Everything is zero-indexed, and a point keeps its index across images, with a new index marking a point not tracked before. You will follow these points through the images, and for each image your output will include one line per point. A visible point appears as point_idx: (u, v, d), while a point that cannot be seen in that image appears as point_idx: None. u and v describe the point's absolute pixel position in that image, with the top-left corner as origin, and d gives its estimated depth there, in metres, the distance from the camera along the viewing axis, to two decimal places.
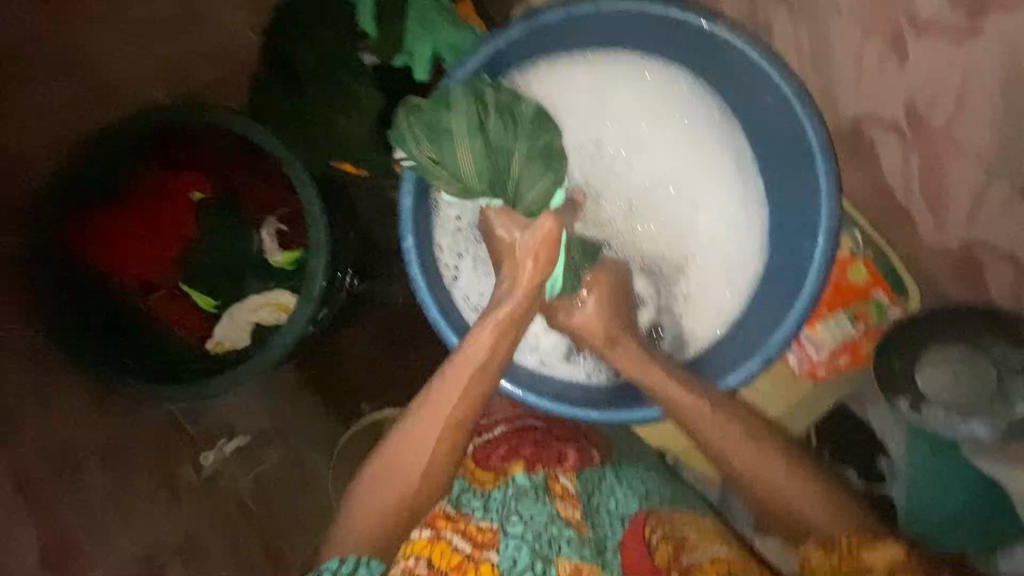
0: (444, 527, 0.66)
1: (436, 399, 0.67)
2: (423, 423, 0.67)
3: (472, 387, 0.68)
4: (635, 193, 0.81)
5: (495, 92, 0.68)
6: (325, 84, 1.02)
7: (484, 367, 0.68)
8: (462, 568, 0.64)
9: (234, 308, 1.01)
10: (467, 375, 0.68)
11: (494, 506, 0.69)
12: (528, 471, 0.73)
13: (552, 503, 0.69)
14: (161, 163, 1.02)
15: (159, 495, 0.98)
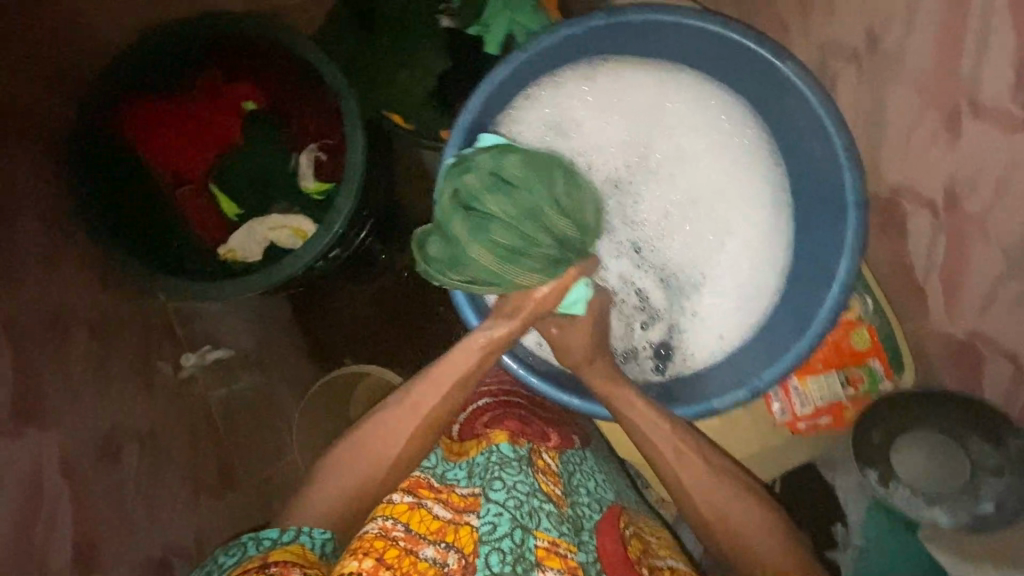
0: (425, 496, 0.71)
1: (418, 398, 0.75)
2: (402, 416, 0.74)
3: (455, 390, 0.76)
4: (670, 204, 0.81)
5: (451, 190, 0.66)
6: (398, 37, 1.07)
7: (469, 375, 0.76)
8: (442, 530, 0.68)
9: (254, 221, 1.01)
10: (451, 381, 0.75)
11: (475, 472, 0.73)
12: (512, 441, 0.76)
13: (533, 477, 0.73)
14: (224, 66, 1.04)
15: (134, 380, 0.99)
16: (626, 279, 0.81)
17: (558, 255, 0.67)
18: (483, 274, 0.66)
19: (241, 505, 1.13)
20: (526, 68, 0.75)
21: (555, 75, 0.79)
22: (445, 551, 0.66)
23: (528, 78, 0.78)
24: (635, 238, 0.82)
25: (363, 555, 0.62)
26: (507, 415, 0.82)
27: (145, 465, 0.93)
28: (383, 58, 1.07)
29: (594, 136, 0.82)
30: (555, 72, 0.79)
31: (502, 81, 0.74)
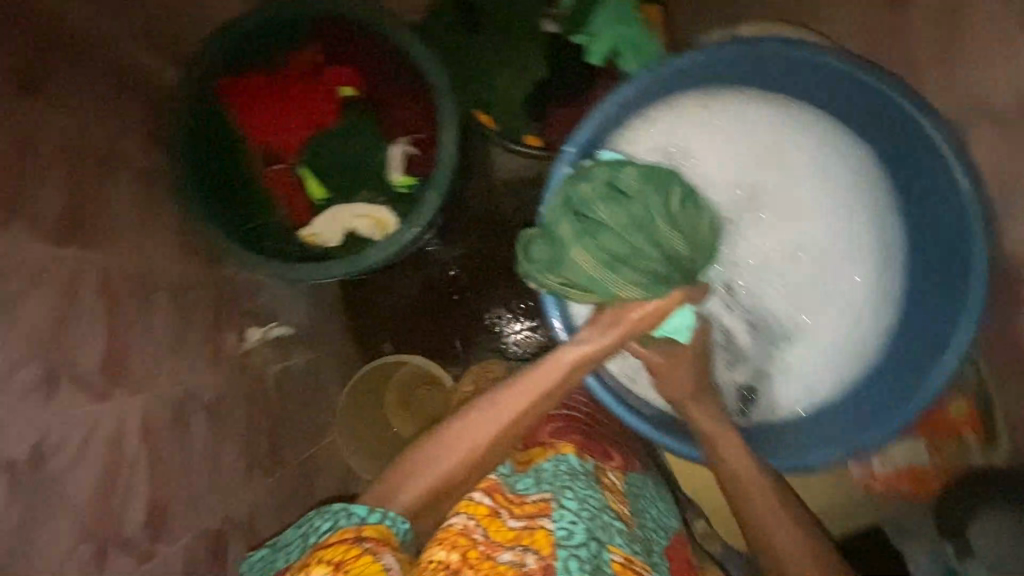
0: (499, 501, 0.71)
1: (494, 413, 0.73)
2: (477, 428, 0.72)
3: (532, 408, 0.73)
4: (774, 245, 0.78)
5: (567, 196, 0.70)
6: (501, 37, 1.05)
7: (548, 393, 0.73)
8: (519, 538, 0.67)
9: (338, 208, 1.02)
10: (534, 401, 0.73)
11: (544, 478, 0.74)
12: (578, 453, 0.79)
13: (602, 491, 0.74)
14: (323, 49, 1.05)
15: (204, 350, 1.00)
16: (716, 318, 0.79)
17: (660, 271, 0.68)
18: (586, 281, 0.69)
19: (283, 482, 1.15)
20: (652, 94, 0.75)
21: (677, 100, 0.78)
22: (523, 554, 0.65)
23: (649, 102, 0.76)
24: (733, 275, 0.79)
25: (450, 547, 0.65)
26: (569, 427, 0.87)
27: (209, 434, 0.95)
28: (481, 58, 1.06)
29: (714, 163, 0.79)
30: (676, 97, 0.77)
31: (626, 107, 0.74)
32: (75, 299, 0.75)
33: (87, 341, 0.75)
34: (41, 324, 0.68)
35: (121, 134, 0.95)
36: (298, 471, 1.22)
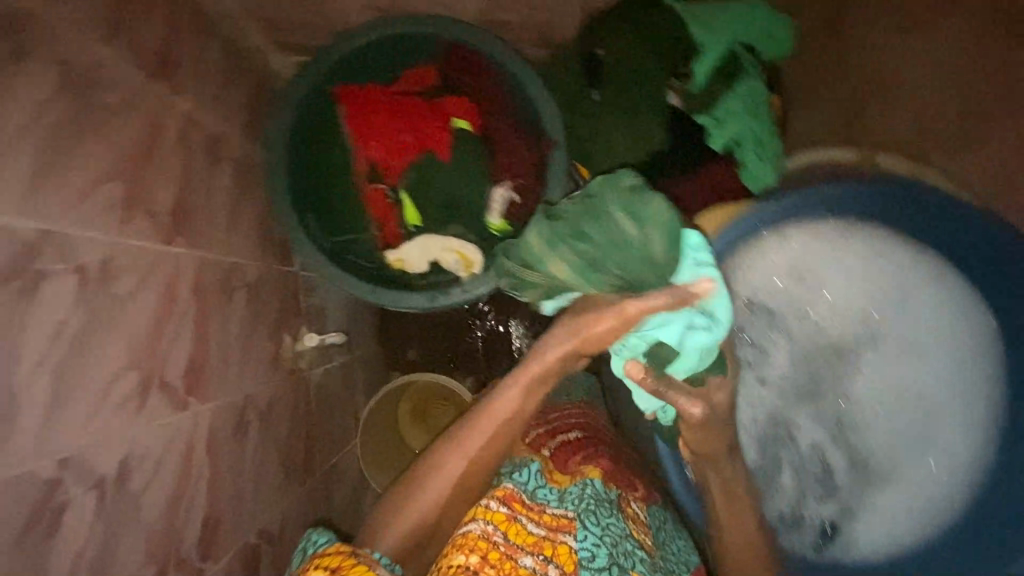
0: (519, 511, 0.81)
1: (465, 441, 0.82)
2: (453, 459, 0.82)
3: (499, 432, 0.82)
4: (884, 390, 0.80)
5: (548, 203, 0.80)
6: (622, 103, 1.04)
7: (513, 418, 0.82)
8: (539, 544, 0.79)
9: (431, 237, 1.00)
10: (498, 421, 0.82)
11: (568, 498, 0.85)
12: (605, 482, 0.89)
13: (624, 521, 0.86)
14: (447, 77, 1.03)
15: (265, 355, 0.99)
16: (818, 448, 0.83)
17: (601, 259, 0.71)
18: (532, 258, 0.74)
19: (312, 490, 1.14)
20: (754, 232, 0.76)
21: (790, 240, 0.77)
22: (544, 563, 0.77)
23: (752, 242, 0.77)
24: (839, 412, 0.82)
25: (469, 552, 0.74)
26: (596, 452, 0.94)
27: (261, 445, 0.93)
28: (596, 115, 1.06)
29: (824, 304, 0.79)
30: (785, 237, 0.77)
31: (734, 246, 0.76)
32: (173, 303, 0.72)
33: (177, 347, 0.72)
34: (141, 330, 0.66)
35: (222, 127, 0.91)
36: (324, 478, 1.22)
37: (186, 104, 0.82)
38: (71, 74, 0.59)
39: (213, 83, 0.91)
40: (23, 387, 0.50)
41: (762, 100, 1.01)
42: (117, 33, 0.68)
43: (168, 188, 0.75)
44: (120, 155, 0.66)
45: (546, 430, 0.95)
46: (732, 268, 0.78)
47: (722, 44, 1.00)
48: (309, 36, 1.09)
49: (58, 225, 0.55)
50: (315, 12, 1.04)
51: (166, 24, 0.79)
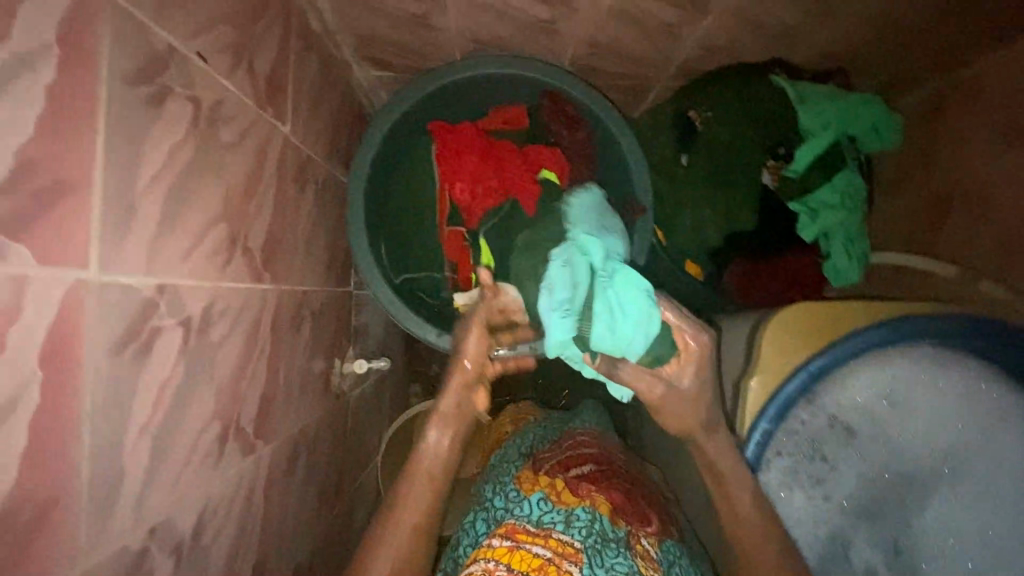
0: (523, 540, 0.77)
1: (402, 503, 0.76)
2: (390, 525, 0.74)
3: (439, 488, 0.79)
4: (968, 542, 0.71)
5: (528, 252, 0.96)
6: (715, 177, 1.03)
7: (438, 475, 0.80)
8: (542, 570, 0.74)
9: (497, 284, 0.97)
10: (434, 476, 0.80)
11: (575, 525, 0.80)
12: (613, 518, 0.84)
13: (633, 559, 0.79)
14: (545, 127, 1.04)
15: (320, 383, 0.97)
16: None
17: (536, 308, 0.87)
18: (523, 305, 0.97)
19: (341, 511, 1.13)
20: (863, 353, 0.73)
21: (896, 366, 0.73)
22: None
23: (857, 362, 0.74)
24: (913, 554, 0.73)
25: None
26: (607, 483, 0.90)
27: (307, 476, 0.92)
28: (683, 183, 1.06)
29: (912, 435, 0.73)
30: (892, 363, 0.73)
31: (842, 364, 0.74)
32: (254, 341, 0.70)
33: (252, 387, 0.70)
34: (227, 375, 0.64)
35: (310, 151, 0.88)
36: (352, 499, 1.21)
37: (286, 128, 0.79)
38: (199, 115, 0.56)
39: (307, 102, 0.88)
40: (130, 461, 0.48)
41: (858, 196, 0.99)
42: (241, 60, 0.65)
43: (264, 220, 0.72)
44: (231, 192, 0.63)
45: (558, 463, 0.93)
46: (821, 382, 0.74)
47: (831, 135, 0.97)
48: (400, 56, 1.06)
49: (176, 278, 0.53)
50: (412, 37, 1.00)
51: (279, 45, 0.75)
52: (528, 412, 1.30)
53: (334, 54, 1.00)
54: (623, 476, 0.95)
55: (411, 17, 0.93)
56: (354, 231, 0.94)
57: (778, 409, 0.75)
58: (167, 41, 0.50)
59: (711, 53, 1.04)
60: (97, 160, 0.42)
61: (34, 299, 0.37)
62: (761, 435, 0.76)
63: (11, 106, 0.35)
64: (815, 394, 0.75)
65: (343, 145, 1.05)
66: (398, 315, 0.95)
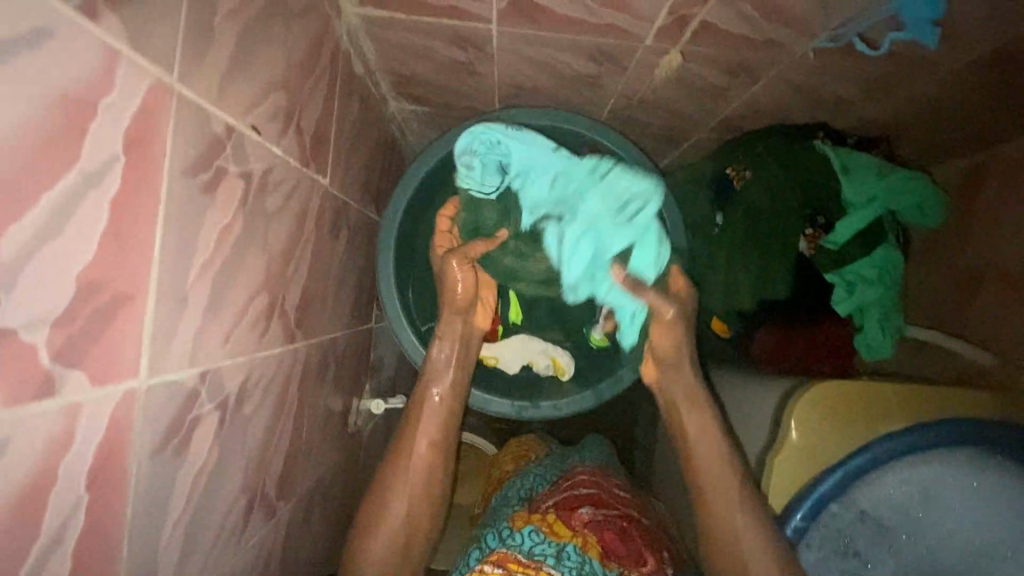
0: (513, 570, 0.74)
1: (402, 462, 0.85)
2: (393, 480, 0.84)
3: (431, 438, 0.87)
4: None
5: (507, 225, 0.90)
6: (750, 241, 1.01)
7: (438, 413, 0.88)
8: None
9: (525, 337, 1.00)
10: (429, 428, 0.87)
11: (565, 563, 0.76)
12: (603, 562, 0.80)
13: None
14: None
15: (339, 426, 0.96)
16: None
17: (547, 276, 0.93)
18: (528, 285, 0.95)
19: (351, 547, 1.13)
20: (900, 456, 0.72)
21: (932, 468, 0.72)
22: None
23: (890, 463, 0.73)
24: None
25: None
26: (605, 520, 0.86)
27: (322, 521, 0.91)
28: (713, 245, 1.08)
29: (945, 536, 0.71)
30: (929, 465, 0.72)
31: (877, 466, 0.73)
32: (283, 404, 0.69)
33: (279, 448, 0.69)
34: (258, 442, 0.63)
35: (344, 198, 0.87)
36: None
37: (325, 180, 0.78)
38: (251, 190, 0.55)
39: (345, 148, 0.86)
40: (162, 555, 0.47)
41: (895, 270, 0.97)
42: (290, 122, 0.63)
43: (300, 279, 0.71)
44: (274, 259, 0.62)
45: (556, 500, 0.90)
46: (854, 483, 0.74)
47: (873, 209, 0.95)
48: (437, 96, 1.04)
49: (216, 361, 0.51)
50: (452, 81, 0.98)
51: (325, 100, 0.74)
52: (530, 445, 1.23)
53: (373, 93, 0.99)
54: (626, 511, 0.90)
55: (456, 63, 0.92)
56: (382, 268, 0.99)
57: (811, 505, 0.75)
58: (225, 121, 0.49)
59: (753, 116, 1.02)
60: (152, 264, 0.40)
61: (84, 420, 0.36)
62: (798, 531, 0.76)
63: (76, 230, 0.33)
64: (847, 492, 0.74)
65: (375, 184, 1.04)
66: (415, 353, 0.98)
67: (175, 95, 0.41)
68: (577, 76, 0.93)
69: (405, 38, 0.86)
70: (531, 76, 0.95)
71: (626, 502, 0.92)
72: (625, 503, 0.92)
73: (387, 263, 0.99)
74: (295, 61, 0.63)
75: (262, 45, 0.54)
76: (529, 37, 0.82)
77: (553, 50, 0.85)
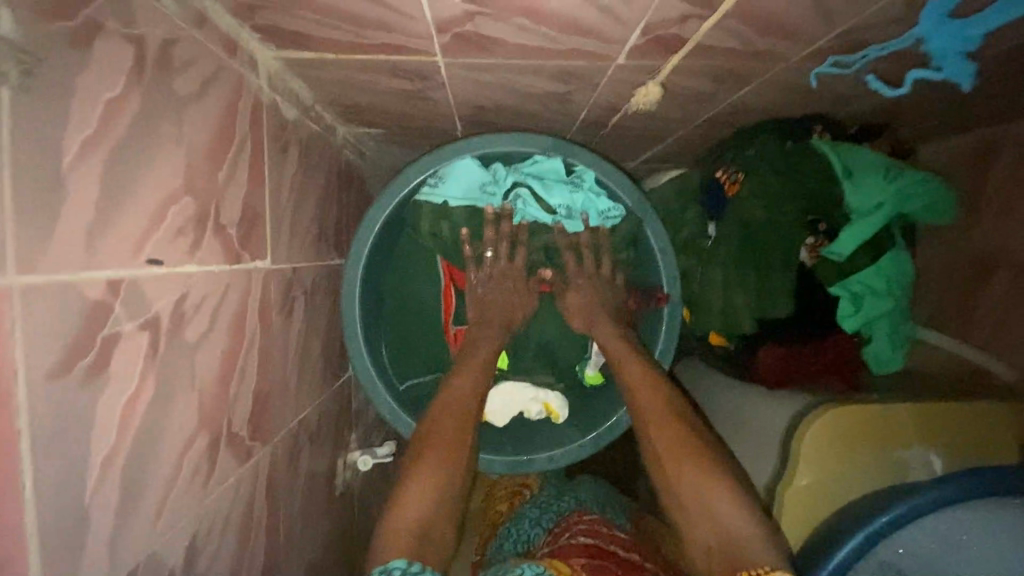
0: None
1: (421, 478, 0.70)
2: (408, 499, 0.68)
3: (454, 450, 0.74)
4: None
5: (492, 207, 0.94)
6: (746, 254, 0.93)
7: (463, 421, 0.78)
8: None
9: (516, 386, 0.95)
10: (452, 439, 0.75)
11: None
12: None
13: None
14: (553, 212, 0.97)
15: (322, 499, 0.91)
16: None
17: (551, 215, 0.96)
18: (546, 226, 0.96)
19: None
20: (923, 514, 0.68)
21: (960, 525, 0.67)
22: None
23: (916, 521, 0.68)
24: None
25: None
26: (601, 565, 0.75)
27: None
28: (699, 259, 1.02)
29: None
30: (954, 518, 0.67)
31: (900, 525, 0.68)
32: (249, 526, 0.62)
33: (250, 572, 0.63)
34: None
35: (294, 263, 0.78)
36: None
37: (265, 261, 0.68)
38: (162, 332, 0.46)
39: (288, 210, 0.76)
40: None
41: (902, 277, 0.90)
42: (206, 225, 0.54)
43: (250, 387, 0.63)
44: (209, 390, 0.54)
45: (552, 550, 0.81)
46: (874, 542, 0.70)
47: (882, 215, 0.86)
48: (391, 123, 0.93)
49: (147, 545, 0.44)
50: (404, 110, 0.87)
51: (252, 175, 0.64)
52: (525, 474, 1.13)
53: (318, 132, 0.87)
54: (625, 555, 0.79)
55: (405, 93, 0.80)
56: (353, 337, 0.90)
57: (832, 573, 0.70)
58: (107, 280, 0.40)
59: (741, 117, 0.92)
60: (23, 508, 0.33)
61: None
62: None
63: None
64: (868, 550, 0.70)
65: (332, 229, 0.94)
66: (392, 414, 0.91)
67: (17, 295, 0.32)
68: (545, 96, 0.82)
69: (342, 76, 0.74)
70: (492, 99, 0.84)
71: (624, 548, 0.81)
72: (625, 546, 0.82)
73: (356, 318, 0.90)
74: (200, 154, 0.53)
75: (148, 162, 0.44)
76: (487, 66, 0.71)
77: (516, 75, 0.74)
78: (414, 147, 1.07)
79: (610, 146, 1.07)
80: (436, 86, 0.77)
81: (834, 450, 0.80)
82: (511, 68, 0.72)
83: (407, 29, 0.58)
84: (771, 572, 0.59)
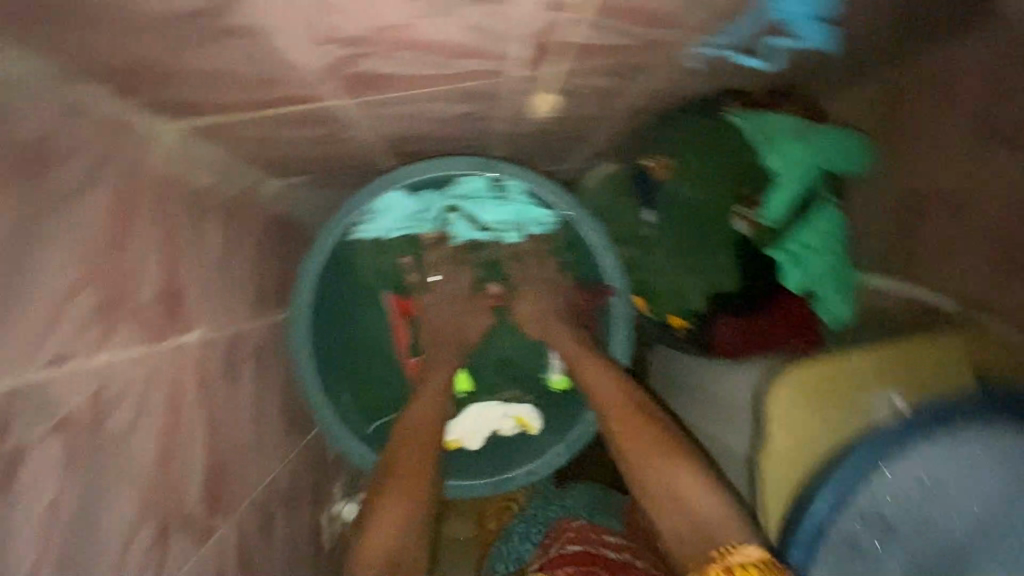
0: None
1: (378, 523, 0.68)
2: (377, 536, 0.67)
3: (411, 492, 0.72)
4: None
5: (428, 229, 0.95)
6: (688, 236, 0.97)
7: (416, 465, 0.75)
8: None
9: (483, 406, 0.95)
10: (414, 480, 0.73)
11: None
12: None
13: None
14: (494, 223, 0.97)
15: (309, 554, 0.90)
16: None
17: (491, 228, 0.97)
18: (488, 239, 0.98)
19: None
20: (887, 459, 0.68)
21: (925, 463, 0.66)
22: None
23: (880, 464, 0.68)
24: None
25: None
26: (589, 569, 0.75)
27: None
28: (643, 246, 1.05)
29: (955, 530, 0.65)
30: (919, 459, 0.66)
31: (866, 473, 0.69)
32: None
33: None
34: None
35: (233, 329, 0.77)
36: None
37: (198, 333, 0.67)
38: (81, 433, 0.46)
39: (216, 277, 0.75)
40: None
41: (838, 230, 0.92)
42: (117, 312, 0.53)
43: (198, 463, 0.63)
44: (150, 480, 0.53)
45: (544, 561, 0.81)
46: (845, 489, 0.70)
47: (803, 174, 0.89)
48: (313, 169, 0.92)
49: None
50: (321, 155, 0.86)
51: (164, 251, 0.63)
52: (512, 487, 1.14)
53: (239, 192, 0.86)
54: (613, 552, 0.80)
55: (315, 139, 0.80)
56: (312, 392, 0.89)
57: (810, 526, 0.72)
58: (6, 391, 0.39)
59: (655, 104, 0.93)
60: None
61: None
62: (801, 540, 0.73)
63: None
64: (841, 499, 0.70)
65: (272, 284, 0.93)
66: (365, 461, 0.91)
67: None
68: (456, 117, 0.82)
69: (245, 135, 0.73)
70: (406, 128, 0.84)
71: (613, 544, 0.82)
72: (612, 543, 0.82)
73: (310, 374, 0.89)
74: (98, 244, 0.52)
75: (35, 266, 0.44)
76: (387, 101, 0.71)
77: (419, 104, 0.74)
78: (345, 185, 1.06)
79: (539, 152, 1.07)
80: (344, 128, 0.77)
81: (803, 414, 0.78)
82: (411, 99, 0.72)
83: (293, 80, 0.58)
84: (738, 547, 0.60)
